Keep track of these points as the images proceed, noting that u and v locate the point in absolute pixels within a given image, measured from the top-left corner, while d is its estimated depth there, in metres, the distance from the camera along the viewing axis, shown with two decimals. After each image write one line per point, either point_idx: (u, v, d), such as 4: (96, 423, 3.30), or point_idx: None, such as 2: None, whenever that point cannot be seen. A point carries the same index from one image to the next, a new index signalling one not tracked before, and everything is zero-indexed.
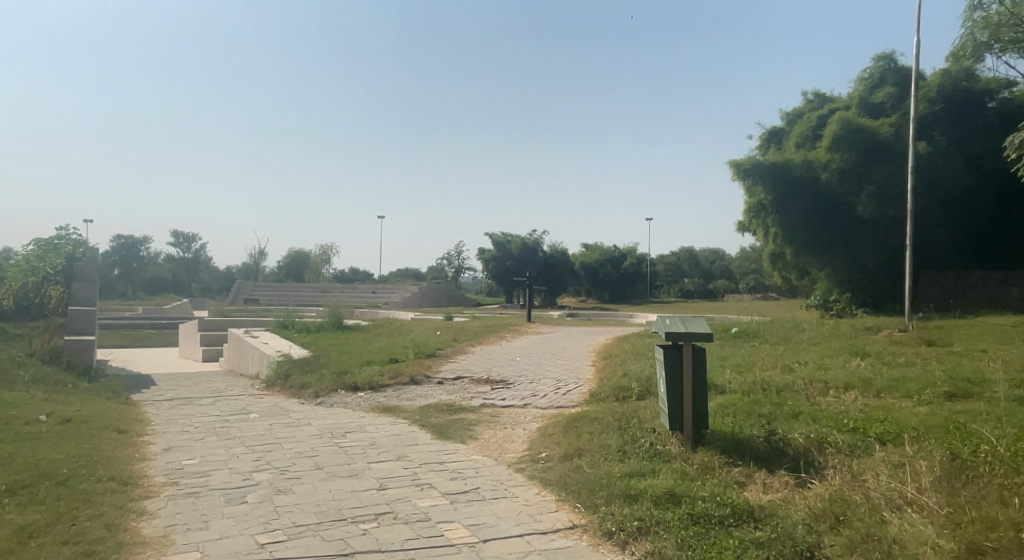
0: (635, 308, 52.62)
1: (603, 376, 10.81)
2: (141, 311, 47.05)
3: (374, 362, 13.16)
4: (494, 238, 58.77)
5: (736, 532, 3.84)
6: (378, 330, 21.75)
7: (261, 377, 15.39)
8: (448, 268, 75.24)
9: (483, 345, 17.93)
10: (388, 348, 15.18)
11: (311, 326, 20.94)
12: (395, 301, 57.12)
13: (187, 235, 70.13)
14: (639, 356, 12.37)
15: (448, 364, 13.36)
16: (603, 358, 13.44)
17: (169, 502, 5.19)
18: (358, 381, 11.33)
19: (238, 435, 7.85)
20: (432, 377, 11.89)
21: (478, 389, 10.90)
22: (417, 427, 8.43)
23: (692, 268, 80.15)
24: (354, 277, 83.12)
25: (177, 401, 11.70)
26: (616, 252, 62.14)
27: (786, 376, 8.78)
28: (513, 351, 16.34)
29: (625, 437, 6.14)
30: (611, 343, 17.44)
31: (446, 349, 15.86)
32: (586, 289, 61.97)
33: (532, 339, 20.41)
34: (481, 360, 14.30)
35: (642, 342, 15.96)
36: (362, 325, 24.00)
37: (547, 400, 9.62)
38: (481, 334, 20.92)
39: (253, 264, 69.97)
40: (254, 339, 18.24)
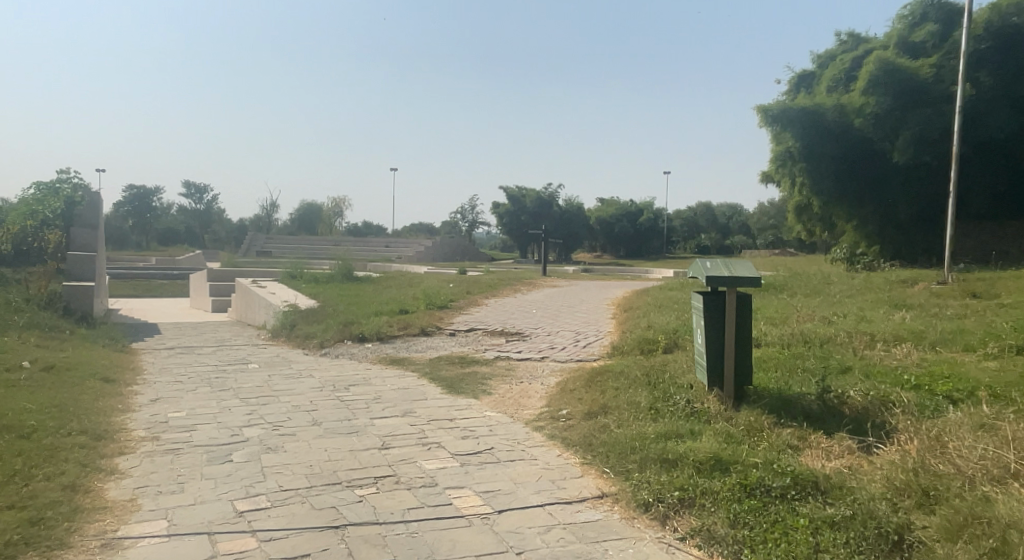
0: (651, 264, 51.70)
1: (625, 328, 10.16)
2: (153, 262, 46.93)
3: (383, 313, 12.59)
4: (509, 191, 57.76)
5: (803, 508, 3.17)
6: (389, 282, 21.20)
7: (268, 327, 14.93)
8: (461, 222, 74.40)
9: (497, 297, 17.32)
10: (398, 299, 14.59)
11: (320, 277, 20.40)
12: (408, 255, 56.61)
13: (199, 186, 69.63)
14: (662, 308, 11.70)
15: (461, 316, 12.77)
16: (623, 311, 12.79)
17: (146, 460, 4.63)
18: (365, 331, 10.77)
19: (233, 386, 7.31)
20: (444, 329, 11.30)
21: (492, 341, 10.30)
22: (426, 380, 7.84)
23: (710, 224, 78.76)
24: (368, 231, 82.61)
25: (178, 350, 11.24)
26: (633, 207, 60.95)
27: (828, 328, 8.07)
28: (528, 304, 15.73)
29: (656, 394, 5.48)
30: (631, 296, 16.76)
31: (459, 301, 15.26)
32: (602, 244, 61.06)
33: (548, 292, 19.75)
34: (495, 312, 13.68)
35: (664, 294, 15.27)
36: (373, 277, 23.47)
37: (566, 353, 9.01)
38: (495, 287, 20.30)
39: (265, 217, 69.49)
40: (261, 289, 17.74)
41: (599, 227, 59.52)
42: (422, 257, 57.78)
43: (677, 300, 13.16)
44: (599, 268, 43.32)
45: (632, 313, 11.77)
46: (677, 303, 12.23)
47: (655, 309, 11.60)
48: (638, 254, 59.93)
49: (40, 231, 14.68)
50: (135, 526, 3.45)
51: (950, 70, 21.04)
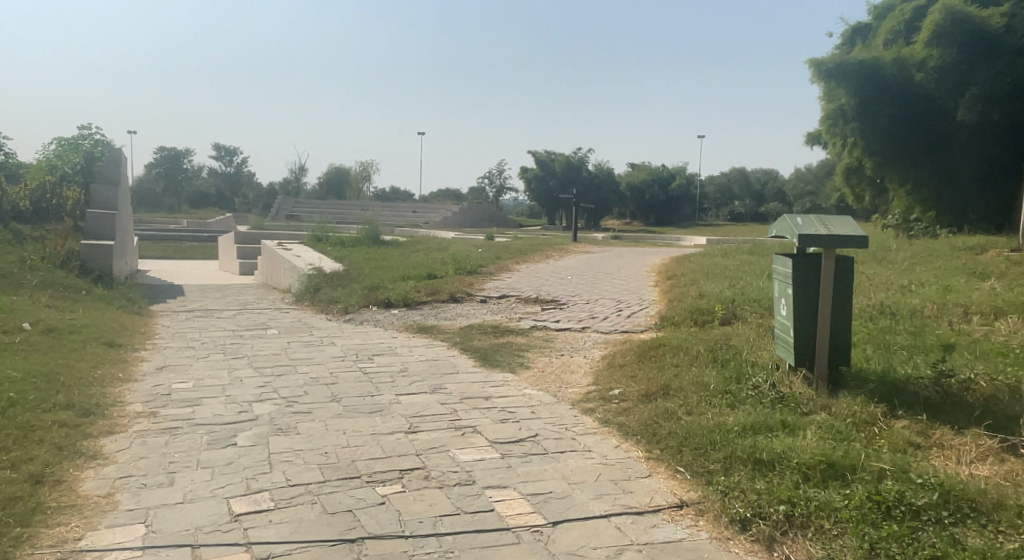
0: (684, 231, 50.35)
1: (673, 297, 9.33)
2: (184, 224, 46.97)
3: (410, 277, 11.91)
4: (537, 156, 56.46)
5: (965, 538, 2.39)
6: (415, 246, 20.52)
7: (291, 290, 14.36)
8: (489, 188, 73.34)
9: (529, 263, 16.53)
10: (426, 264, 13.89)
11: (346, 241, 19.78)
12: (435, 220, 55.94)
13: (228, 149, 69.42)
14: (711, 276, 10.83)
15: (492, 282, 12.03)
16: (666, 279, 11.93)
17: (136, 441, 3.98)
18: (391, 296, 10.09)
19: (246, 354, 6.67)
20: (475, 295, 10.58)
21: (528, 309, 9.55)
22: (457, 350, 7.13)
23: (743, 191, 76.64)
24: (396, 196, 82.10)
25: (197, 313, 10.70)
26: (665, 172, 59.35)
27: (910, 299, 7.15)
28: (563, 270, 14.94)
29: (728, 374, 4.68)
30: (671, 264, 15.85)
31: (489, 266, 14.51)
32: (632, 211, 59.70)
33: (582, 258, 18.91)
34: (528, 278, 12.90)
35: (708, 262, 14.35)
36: (400, 241, 22.82)
37: (609, 323, 8.24)
38: (526, 252, 19.49)
39: (294, 180, 69.17)
40: (285, 251, 17.18)
41: (630, 193, 58.13)
42: (450, 223, 57.10)
43: (725, 267, 12.25)
44: (630, 236, 42.22)
45: (678, 281, 10.91)
46: (727, 271, 11.35)
47: (704, 277, 10.74)
48: (669, 221, 58.53)
49: (58, 187, 14.20)
50: (104, 534, 2.79)
51: None
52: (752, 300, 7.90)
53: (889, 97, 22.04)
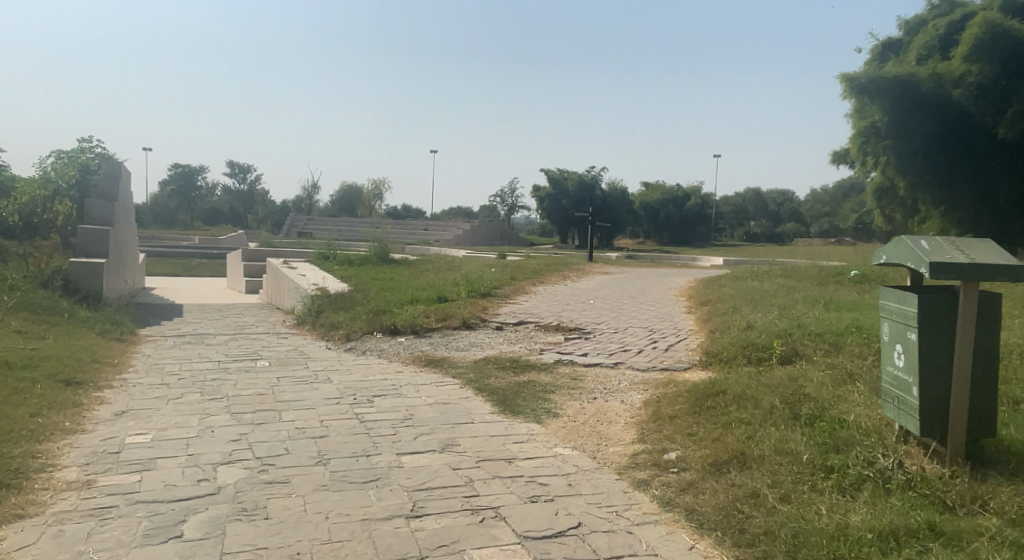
0: (700, 252, 49.25)
1: (715, 328, 8.27)
2: (195, 241, 46.55)
3: (420, 300, 10.93)
4: (551, 175, 55.63)
5: None
6: (426, 265, 19.60)
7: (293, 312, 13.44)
8: (502, 206, 72.60)
9: (546, 284, 15.55)
10: (438, 285, 12.94)
11: (353, 259, 18.87)
12: (448, 239, 55.21)
13: (242, 166, 69.25)
14: (753, 302, 9.82)
15: (508, 306, 11.04)
16: (701, 306, 10.88)
17: (49, 531, 3.00)
18: (398, 322, 9.10)
19: (226, 393, 5.70)
20: (490, 322, 9.59)
21: (550, 339, 8.52)
22: (471, 391, 6.11)
23: (758, 212, 75.31)
24: (408, 214, 81.64)
25: (187, 338, 9.77)
26: (680, 191, 58.36)
27: (1007, 338, 6.07)
28: (583, 293, 13.95)
29: (822, 443, 3.68)
30: (700, 288, 14.78)
31: (505, 288, 13.54)
32: (646, 231, 58.64)
33: (601, 280, 17.87)
34: (548, 302, 11.87)
35: (741, 286, 13.30)
36: (410, 260, 21.91)
37: (644, 357, 7.20)
38: (542, 273, 18.53)
39: (306, 197, 68.81)
40: (288, 270, 16.29)
41: (645, 212, 57.15)
42: (461, 241, 56.33)
43: (766, 292, 11.23)
44: (646, 256, 41.17)
45: (715, 308, 9.88)
46: (771, 296, 10.33)
47: (745, 303, 9.73)
48: (684, 241, 57.40)
49: (50, 203, 13.35)
50: None
51: None
52: (812, 334, 6.86)
53: (924, 114, 20.93)
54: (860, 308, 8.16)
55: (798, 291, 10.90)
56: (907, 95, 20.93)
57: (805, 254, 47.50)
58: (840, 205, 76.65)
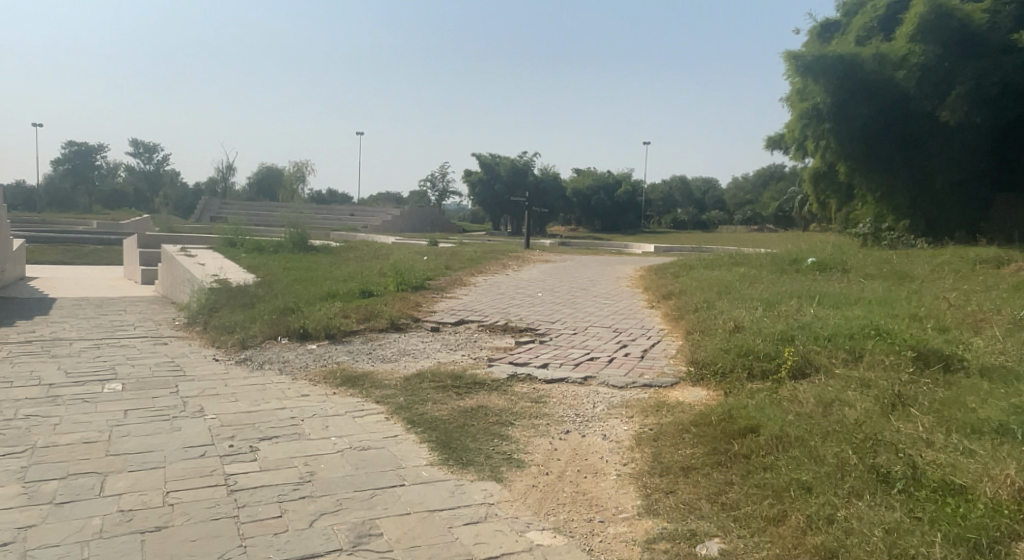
0: (632, 239, 48.79)
1: (694, 329, 6.93)
2: (94, 225, 42.52)
3: (338, 295, 9.17)
4: (482, 159, 53.93)
5: None
6: (348, 253, 17.71)
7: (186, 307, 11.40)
8: (431, 192, 70.43)
9: (484, 274, 14.03)
10: (360, 276, 11.18)
11: (265, 246, 16.75)
12: (375, 225, 52.84)
13: (148, 145, 64.38)
14: (726, 296, 8.56)
15: (444, 301, 9.47)
16: (663, 301, 9.58)
17: None
18: (308, 324, 7.35)
19: (35, 443, 3.88)
20: (423, 323, 7.99)
21: (498, 345, 7.01)
22: (401, 425, 4.52)
23: (685, 200, 75.91)
24: (332, 199, 78.27)
25: (35, 345, 7.70)
26: (611, 178, 57.85)
27: None
28: (526, 284, 12.52)
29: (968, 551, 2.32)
30: (651, 278, 13.56)
31: (438, 280, 11.93)
32: (578, 217, 57.90)
33: (542, 269, 16.46)
34: (489, 296, 10.32)
35: (699, 275, 12.09)
36: (331, 246, 19.92)
37: (618, 369, 5.79)
38: (478, 261, 16.99)
39: (220, 180, 64.65)
40: (185, 259, 14.10)
41: (577, 199, 56.38)
42: (390, 226, 54.09)
43: (731, 283, 10.07)
44: (579, 243, 40.24)
45: (684, 302, 8.58)
46: (741, 288, 9.13)
47: (718, 297, 8.46)
48: (615, 228, 56.99)
49: None
50: None
51: (1005, 16, 19.35)
52: (821, 338, 5.60)
53: (867, 96, 20.47)
54: (858, 304, 7.01)
55: (767, 282, 9.80)
56: (850, 76, 20.38)
57: (736, 240, 47.85)
58: (763, 193, 78.36)
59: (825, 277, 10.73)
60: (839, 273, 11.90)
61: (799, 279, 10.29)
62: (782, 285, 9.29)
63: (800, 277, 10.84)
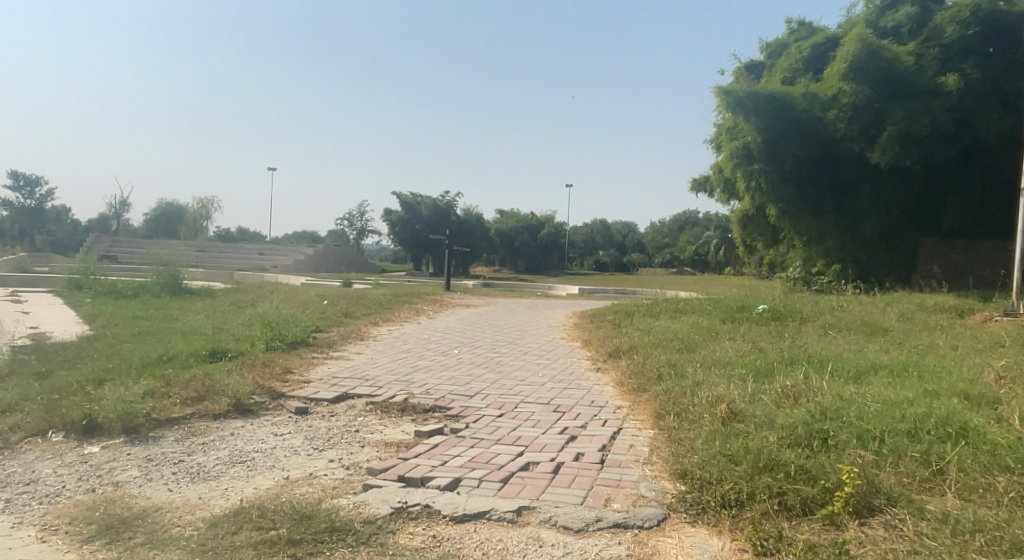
0: (557, 280, 47.42)
1: (668, 412, 4.88)
2: None
3: (175, 360, 6.76)
4: (401, 198, 51.55)
5: None
6: (233, 297, 14.99)
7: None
8: (349, 230, 67.50)
9: (390, 323, 11.71)
10: (224, 329, 8.73)
11: (126, 292, 13.86)
12: (286, 264, 49.52)
13: (30, 178, 58.60)
14: (691, 356, 6.61)
15: (325, 365, 7.13)
16: (610, 362, 7.57)
17: None
18: (99, 411, 4.95)
19: None
20: (286, 403, 5.66)
21: (387, 441, 4.78)
22: None
23: (607, 242, 75.60)
24: (242, 238, 73.97)
25: None
26: (533, 220, 56.72)
27: None
28: (441, 336, 10.29)
29: None
30: (586, 329, 11.62)
31: (329, 333, 9.55)
32: (500, 258, 56.28)
33: (461, 316, 14.32)
34: (389, 354, 8.05)
35: (645, 325, 10.21)
36: (218, 289, 17.08)
37: (570, 491, 3.67)
38: (387, 307, 14.63)
39: (115, 217, 59.71)
40: (7, 314, 11.17)
41: (499, 239, 54.80)
42: (302, 267, 50.76)
43: (691, 338, 8.15)
44: (502, 284, 38.46)
45: (641, 365, 6.57)
46: (707, 347, 7.21)
47: (683, 359, 6.49)
48: (537, 270, 55.68)
49: None
50: None
51: (930, 60, 18.67)
52: (872, 438, 3.64)
53: (798, 137, 19.53)
54: (879, 371, 5.13)
55: (733, 338, 7.95)
56: (781, 115, 19.38)
57: (662, 282, 47.30)
58: (682, 236, 79.31)
59: (794, 330, 9.00)
60: (801, 322, 10.26)
61: (767, 334, 8.49)
62: (753, 342, 7.45)
63: (765, 330, 9.09)
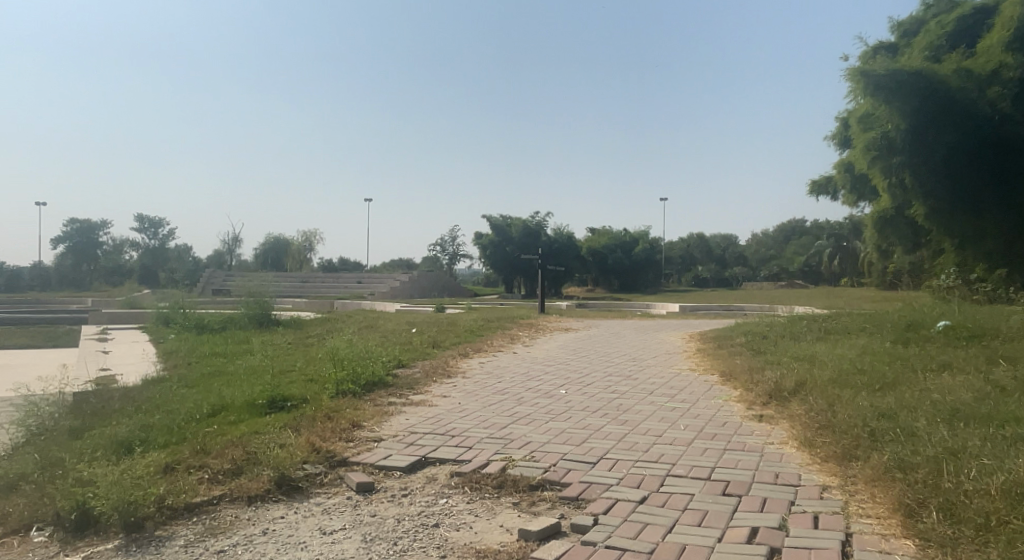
0: (655, 299, 44.94)
1: (932, 509, 3.04)
2: (89, 302, 39.77)
3: (225, 413, 5.45)
4: (493, 221, 50.78)
5: None
6: (317, 328, 14.01)
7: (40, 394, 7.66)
8: (441, 255, 67.60)
9: (483, 353, 10.19)
10: (294, 370, 7.45)
11: (210, 325, 13.11)
12: (383, 291, 50.10)
13: (152, 220, 62.09)
14: (911, 403, 4.66)
15: (404, 415, 5.64)
16: (776, 408, 5.68)
17: None
18: (96, 497, 3.59)
19: None
20: (346, 477, 4.16)
21: (483, 551, 3.15)
22: None
23: (705, 256, 71.89)
24: (342, 267, 75.71)
25: None
26: (628, 236, 54.66)
27: None
28: (542, 370, 8.63)
29: None
30: (716, 355, 9.67)
31: (413, 369, 8.10)
32: (595, 278, 54.41)
33: (563, 342, 12.64)
34: (482, 397, 6.47)
35: (798, 351, 8.18)
36: (306, 320, 16.22)
37: None
38: (479, 334, 13.17)
39: (226, 252, 62.61)
40: (86, 356, 10.51)
41: (593, 258, 52.94)
42: (399, 293, 50.79)
43: (881, 373, 6.13)
44: (599, 304, 36.47)
45: (837, 415, 4.68)
46: (920, 389, 5.22)
47: (900, 408, 4.55)
48: (635, 288, 53.40)
49: None
50: None
51: None
52: None
53: (950, 120, 16.80)
54: None
55: (944, 375, 5.87)
56: (929, 96, 16.76)
57: (771, 296, 43.79)
58: (788, 247, 74.56)
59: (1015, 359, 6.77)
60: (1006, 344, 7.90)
61: (983, 366, 6.33)
62: (983, 379, 5.38)
63: (971, 358, 6.87)
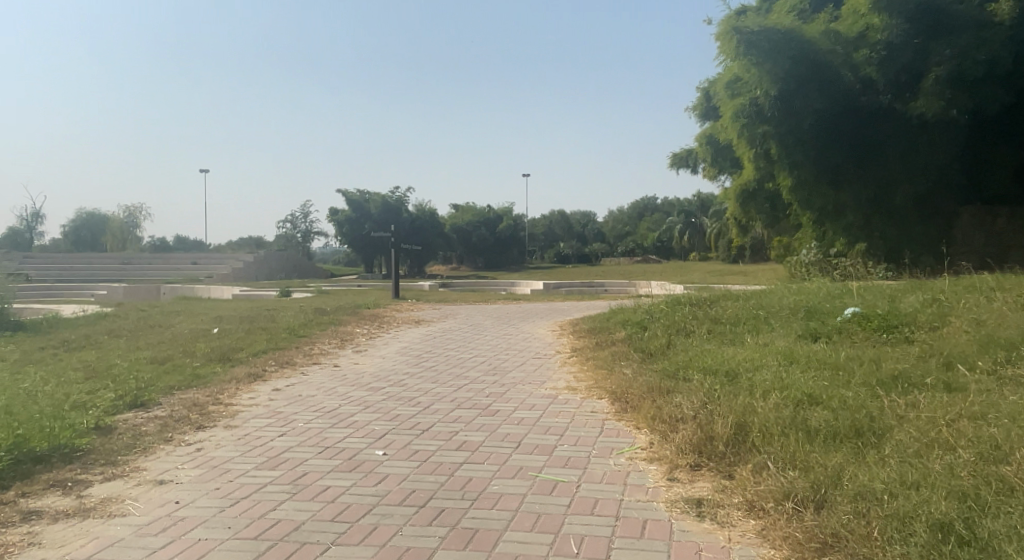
0: (519, 276, 43.26)
1: None
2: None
3: None
4: (349, 197, 46.90)
5: None
6: (76, 334, 10.38)
7: None
8: (291, 232, 62.18)
9: (288, 369, 7.31)
10: None
11: None
12: (221, 272, 44.62)
13: None
14: (984, 512, 2.57)
15: (29, 554, 2.80)
16: (715, 484, 3.47)
17: None
18: None
19: None
20: None
21: None
22: None
23: (567, 234, 71.58)
24: (177, 248, 67.98)
25: None
26: (491, 213, 52.55)
27: None
28: (363, 397, 5.93)
29: None
30: (598, 361, 7.43)
31: (151, 414, 5.15)
32: (458, 256, 51.89)
33: (408, 342, 9.95)
34: (230, 481, 3.71)
35: (709, 359, 6.09)
36: (77, 320, 12.37)
37: None
38: (300, 335, 10.19)
39: (30, 230, 53.82)
40: None
41: (455, 236, 50.44)
42: (241, 276, 45.50)
43: (854, 412, 4.11)
44: (462, 284, 34.03)
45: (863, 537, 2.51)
46: (950, 456, 3.18)
47: (979, 531, 2.42)
48: (498, 265, 51.50)
49: None
50: None
51: None
52: None
53: (818, 86, 15.77)
54: None
55: (942, 419, 3.89)
56: (799, 59, 15.61)
57: (633, 272, 43.26)
58: (643, 224, 76.04)
59: (995, 379, 5.05)
60: (956, 345, 6.19)
61: (974, 395, 4.51)
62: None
63: (941, 380, 4.99)
